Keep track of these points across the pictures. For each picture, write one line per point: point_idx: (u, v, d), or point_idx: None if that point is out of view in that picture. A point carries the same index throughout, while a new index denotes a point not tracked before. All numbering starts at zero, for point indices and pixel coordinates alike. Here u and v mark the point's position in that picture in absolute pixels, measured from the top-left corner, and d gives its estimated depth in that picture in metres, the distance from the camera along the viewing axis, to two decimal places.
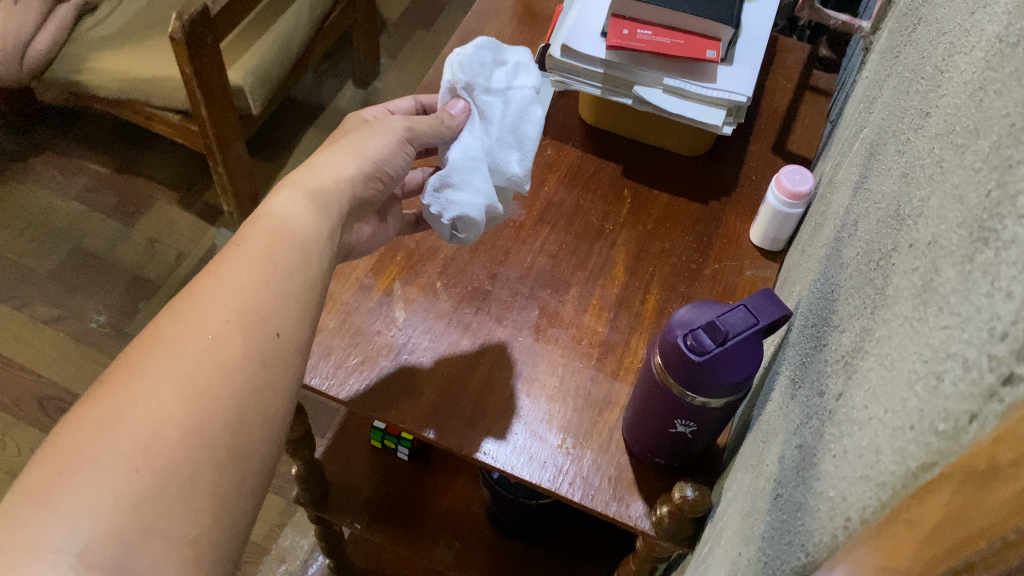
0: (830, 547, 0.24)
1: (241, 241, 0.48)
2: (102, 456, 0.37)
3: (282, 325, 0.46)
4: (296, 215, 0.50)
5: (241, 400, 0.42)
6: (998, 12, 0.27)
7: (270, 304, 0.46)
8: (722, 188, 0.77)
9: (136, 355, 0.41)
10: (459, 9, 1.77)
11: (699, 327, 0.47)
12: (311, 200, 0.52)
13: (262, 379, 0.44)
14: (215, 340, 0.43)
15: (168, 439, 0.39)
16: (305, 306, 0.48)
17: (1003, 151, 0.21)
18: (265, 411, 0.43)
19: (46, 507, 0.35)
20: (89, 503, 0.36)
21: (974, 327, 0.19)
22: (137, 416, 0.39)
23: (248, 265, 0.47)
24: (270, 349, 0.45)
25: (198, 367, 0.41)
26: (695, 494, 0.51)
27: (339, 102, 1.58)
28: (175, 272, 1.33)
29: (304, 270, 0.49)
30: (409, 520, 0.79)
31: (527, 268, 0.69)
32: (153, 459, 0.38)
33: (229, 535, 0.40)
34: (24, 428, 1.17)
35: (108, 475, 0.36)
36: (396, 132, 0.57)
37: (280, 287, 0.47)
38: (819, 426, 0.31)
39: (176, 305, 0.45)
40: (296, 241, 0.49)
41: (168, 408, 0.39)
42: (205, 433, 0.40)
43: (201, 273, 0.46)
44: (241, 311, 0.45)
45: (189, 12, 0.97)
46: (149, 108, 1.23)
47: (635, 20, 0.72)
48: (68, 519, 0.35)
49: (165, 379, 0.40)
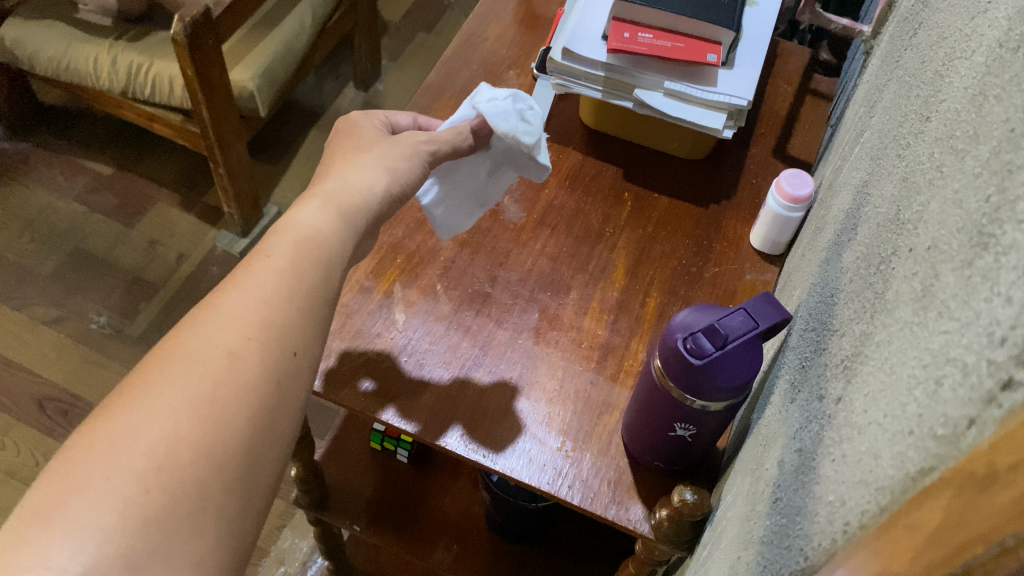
0: (829, 551, 0.24)
1: (267, 252, 0.48)
2: (113, 475, 0.37)
3: (300, 344, 0.46)
4: (327, 227, 0.50)
5: (255, 421, 0.42)
6: (999, 18, 0.27)
7: (292, 321, 0.46)
8: (722, 191, 0.77)
9: (154, 369, 0.42)
10: (460, 12, 1.77)
11: (699, 331, 0.47)
12: (341, 215, 0.51)
13: (276, 399, 0.44)
14: (235, 358, 0.43)
15: (182, 459, 0.39)
16: (321, 324, 0.48)
17: (1002, 156, 0.21)
18: (276, 432, 0.43)
19: (54, 525, 0.35)
20: (97, 524, 0.36)
21: (973, 333, 0.19)
22: (152, 434, 0.39)
23: (272, 279, 0.46)
24: (287, 368, 0.45)
25: (216, 388, 0.41)
26: (694, 497, 0.51)
27: (339, 104, 1.58)
28: (175, 274, 1.33)
29: (326, 288, 0.48)
30: (407, 522, 0.79)
31: (527, 270, 0.69)
32: (165, 479, 0.38)
33: (235, 551, 0.40)
34: (24, 428, 1.17)
35: (118, 495, 0.37)
36: (420, 154, 0.58)
37: (303, 303, 0.47)
38: (819, 430, 0.31)
39: (196, 318, 0.45)
40: (323, 256, 0.49)
41: (184, 427, 0.40)
42: (217, 454, 0.40)
43: (226, 285, 0.46)
44: (264, 329, 0.45)
45: (190, 13, 0.97)
46: (150, 109, 1.24)
47: (636, 24, 0.72)
48: (75, 539, 0.35)
49: (182, 397, 0.41)
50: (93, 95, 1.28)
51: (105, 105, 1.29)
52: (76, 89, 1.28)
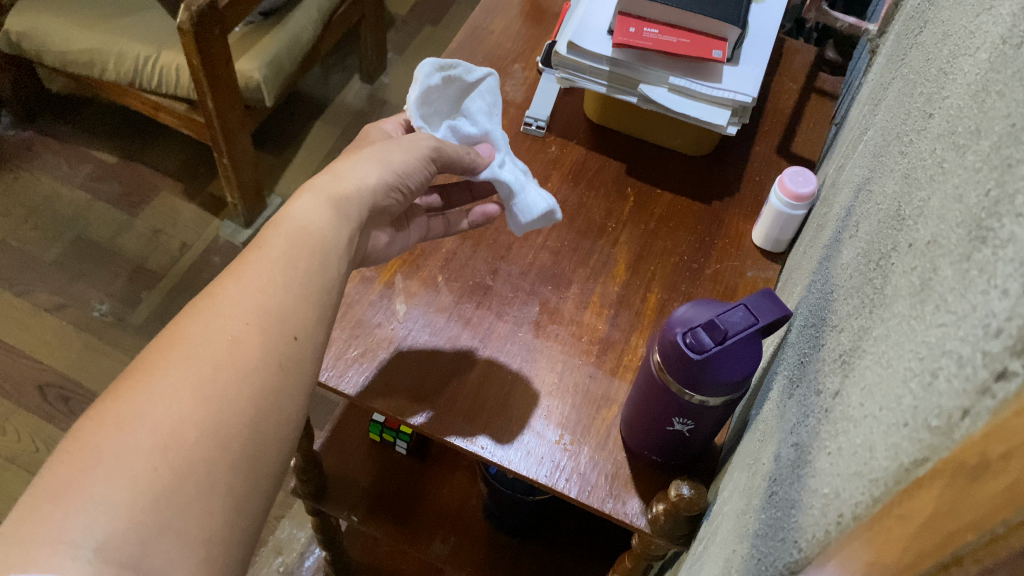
0: (822, 542, 0.24)
1: (261, 244, 0.48)
2: (121, 454, 0.37)
3: (300, 328, 0.46)
4: (318, 220, 0.50)
5: (258, 402, 0.42)
6: (1003, 14, 0.27)
7: (289, 306, 0.46)
8: (725, 188, 0.77)
9: (157, 354, 0.42)
10: (467, 6, 1.77)
11: (699, 325, 0.47)
12: (334, 208, 0.51)
13: (278, 381, 0.44)
14: (235, 342, 0.43)
15: (186, 438, 0.39)
16: (322, 310, 0.48)
17: (1002, 151, 0.21)
18: (280, 414, 0.44)
19: (66, 502, 0.35)
20: (107, 500, 0.36)
21: (969, 325, 0.19)
22: (157, 414, 0.39)
23: (269, 269, 0.47)
24: (288, 352, 0.45)
25: (217, 370, 0.42)
26: (691, 491, 0.52)
27: (344, 97, 1.58)
28: (177, 263, 1.34)
29: (322, 275, 0.48)
30: (407, 513, 0.79)
31: (529, 264, 0.69)
32: (172, 458, 0.38)
33: (241, 533, 0.40)
34: (24, 414, 1.18)
35: (127, 473, 0.37)
36: (421, 150, 0.57)
37: (300, 291, 0.47)
38: (816, 424, 0.31)
39: (196, 305, 0.45)
40: (317, 247, 0.49)
41: (189, 408, 0.40)
42: (222, 435, 0.40)
43: (221, 274, 0.46)
44: (262, 313, 0.45)
45: (197, 3, 0.97)
46: (156, 97, 1.24)
47: (642, 19, 0.72)
48: (87, 515, 0.35)
49: (185, 379, 0.41)
50: (98, 82, 1.28)
51: (111, 93, 1.29)
52: (83, 77, 1.28)
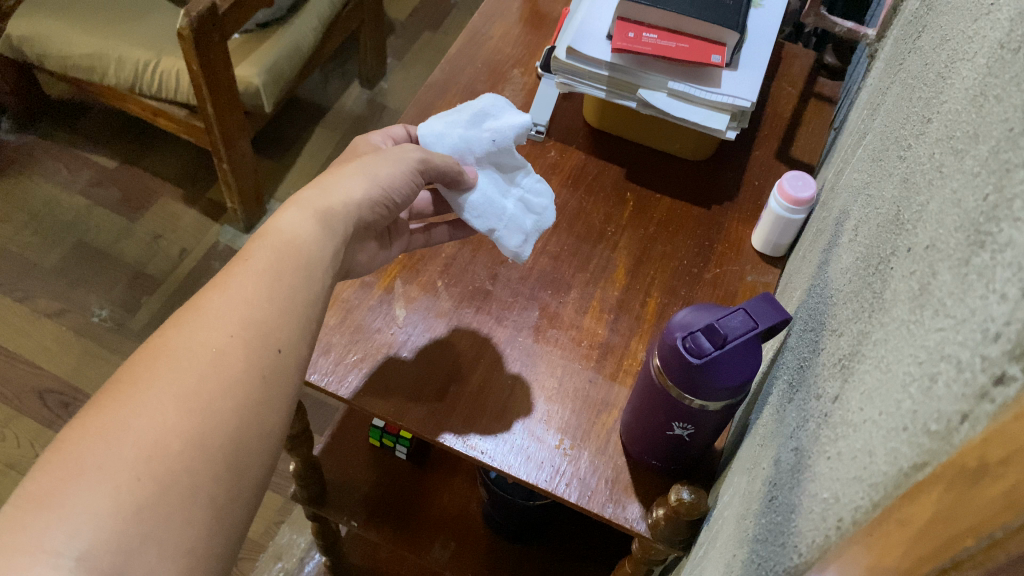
0: (822, 548, 0.24)
1: (247, 256, 0.48)
2: (105, 464, 0.37)
3: (284, 340, 0.46)
4: (305, 232, 0.50)
5: (242, 415, 0.42)
6: (1000, 19, 0.27)
7: (273, 319, 0.46)
8: (724, 193, 0.77)
9: (141, 365, 0.42)
10: (468, 11, 1.78)
11: (698, 330, 0.47)
12: (321, 219, 0.51)
13: (262, 393, 0.44)
14: (220, 354, 0.43)
15: (170, 449, 0.39)
16: (306, 321, 0.48)
17: (1000, 155, 0.22)
18: (264, 426, 0.44)
19: (49, 510, 0.35)
20: (91, 510, 0.36)
21: (968, 329, 0.19)
22: (141, 426, 0.39)
23: (254, 281, 0.46)
24: (271, 365, 0.45)
25: (201, 382, 0.42)
26: (691, 496, 0.51)
27: (344, 102, 1.59)
28: (177, 268, 1.34)
29: (308, 289, 0.48)
30: (407, 518, 0.79)
31: (528, 269, 0.69)
32: (156, 469, 0.38)
33: (223, 542, 0.40)
34: (23, 419, 1.18)
35: (110, 482, 0.37)
36: (408, 161, 0.57)
37: (286, 303, 0.47)
38: (816, 430, 0.31)
39: (181, 315, 0.45)
40: (303, 257, 0.49)
41: (171, 419, 0.40)
42: (207, 445, 0.40)
43: (207, 286, 0.46)
44: (246, 325, 0.45)
45: (197, 8, 0.97)
46: (155, 102, 1.24)
47: (641, 24, 0.72)
48: (70, 524, 0.35)
49: (169, 391, 0.41)
50: (98, 87, 1.29)
51: (110, 99, 1.30)
52: (84, 83, 1.29)
